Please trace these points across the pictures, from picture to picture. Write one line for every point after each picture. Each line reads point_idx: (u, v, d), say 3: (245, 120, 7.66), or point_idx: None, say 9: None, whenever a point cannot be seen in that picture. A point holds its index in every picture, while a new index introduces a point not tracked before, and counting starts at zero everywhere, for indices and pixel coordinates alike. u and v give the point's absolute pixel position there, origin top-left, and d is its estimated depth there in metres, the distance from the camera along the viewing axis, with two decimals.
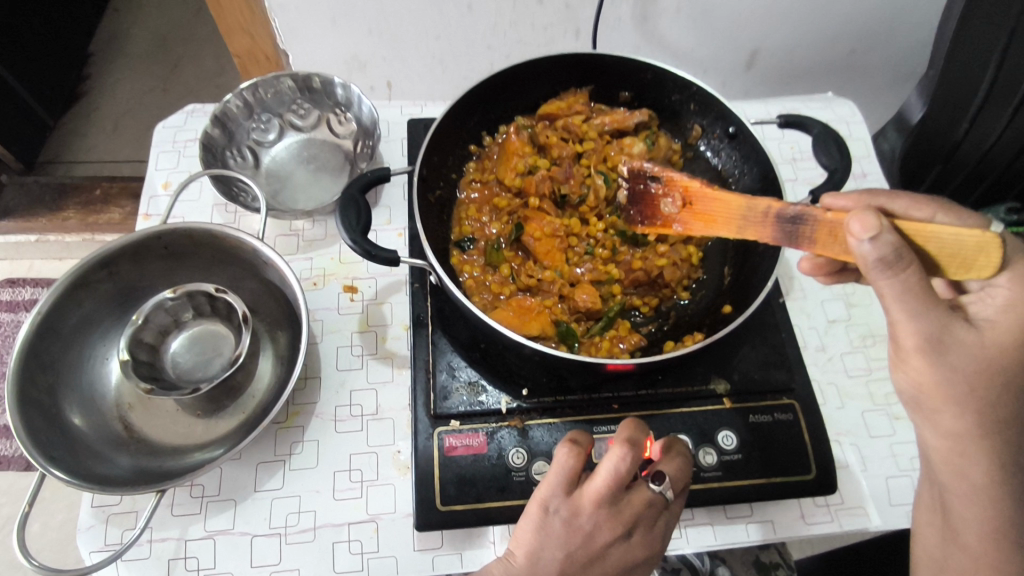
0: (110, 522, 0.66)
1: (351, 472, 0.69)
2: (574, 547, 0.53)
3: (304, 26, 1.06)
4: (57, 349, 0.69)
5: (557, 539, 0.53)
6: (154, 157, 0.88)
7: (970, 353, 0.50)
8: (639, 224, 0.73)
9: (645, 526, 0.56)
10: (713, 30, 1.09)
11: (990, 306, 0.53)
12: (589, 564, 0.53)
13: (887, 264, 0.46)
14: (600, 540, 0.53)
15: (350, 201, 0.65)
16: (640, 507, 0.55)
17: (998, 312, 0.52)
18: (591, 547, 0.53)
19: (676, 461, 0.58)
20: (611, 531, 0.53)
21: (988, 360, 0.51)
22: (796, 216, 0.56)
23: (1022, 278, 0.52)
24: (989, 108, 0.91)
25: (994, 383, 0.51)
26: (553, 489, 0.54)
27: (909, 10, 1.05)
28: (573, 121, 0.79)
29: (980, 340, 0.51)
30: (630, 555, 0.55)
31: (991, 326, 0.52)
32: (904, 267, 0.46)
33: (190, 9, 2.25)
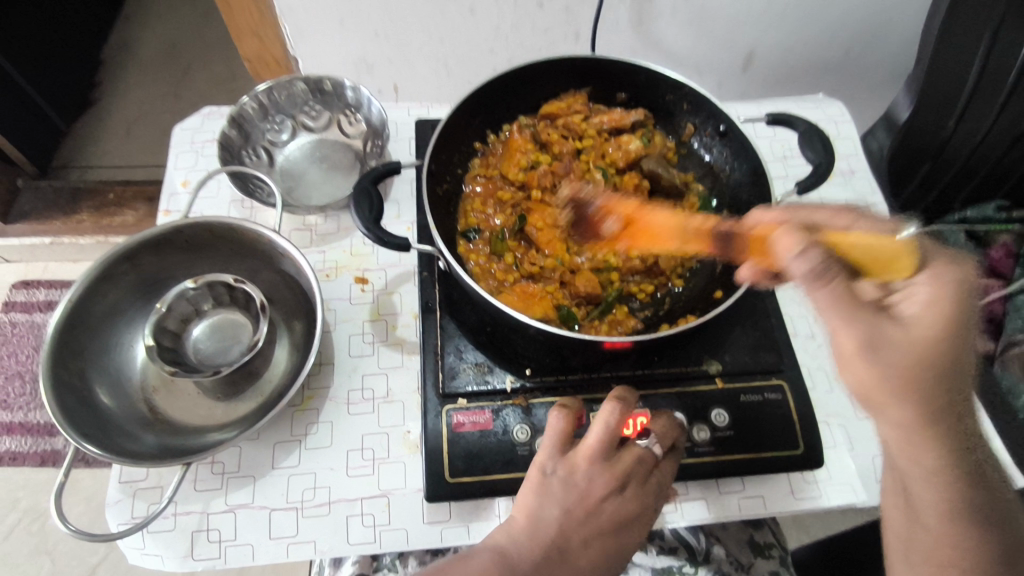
0: (137, 496, 0.70)
1: (363, 451, 0.73)
2: (573, 503, 0.57)
3: (315, 31, 1.11)
4: (86, 335, 0.74)
5: (556, 499, 0.57)
6: (174, 157, 0.92)
7: (899, 347, 0.51)
8: (581, 246, 0.77)
9: (638, 482, 0.60)
10: (708, 32, 1.13)
11: (916, 304, 0.52)
12: (590, 519, 0.57)
13: (815, 279, 0.49)
14: (597, 494, 0.58)
15: (363, 194, 0.69)
16: (629, 464, 0.60)
17: (924, 308, 0.52)
18: (590, 502, 0.57)
19: (658, 422, 0.64)
20: (606, 485, 0.58)
21: (921, 355, 0.51)
22: (728, 232, 0.63)
23: (941, 275, 0.52)
24: (977, 102, 0.95)
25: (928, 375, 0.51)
26: (549, 451, 0.59)
27: (896, 11, 1.10)
28: (573, 120, 0.84)
29: (906, 335, 0.51)
30: (626, 510, 0.58)
31: (917, 321, 0.52)
32: (831, 280, 0.49)
33: (199, 17, 2.31)
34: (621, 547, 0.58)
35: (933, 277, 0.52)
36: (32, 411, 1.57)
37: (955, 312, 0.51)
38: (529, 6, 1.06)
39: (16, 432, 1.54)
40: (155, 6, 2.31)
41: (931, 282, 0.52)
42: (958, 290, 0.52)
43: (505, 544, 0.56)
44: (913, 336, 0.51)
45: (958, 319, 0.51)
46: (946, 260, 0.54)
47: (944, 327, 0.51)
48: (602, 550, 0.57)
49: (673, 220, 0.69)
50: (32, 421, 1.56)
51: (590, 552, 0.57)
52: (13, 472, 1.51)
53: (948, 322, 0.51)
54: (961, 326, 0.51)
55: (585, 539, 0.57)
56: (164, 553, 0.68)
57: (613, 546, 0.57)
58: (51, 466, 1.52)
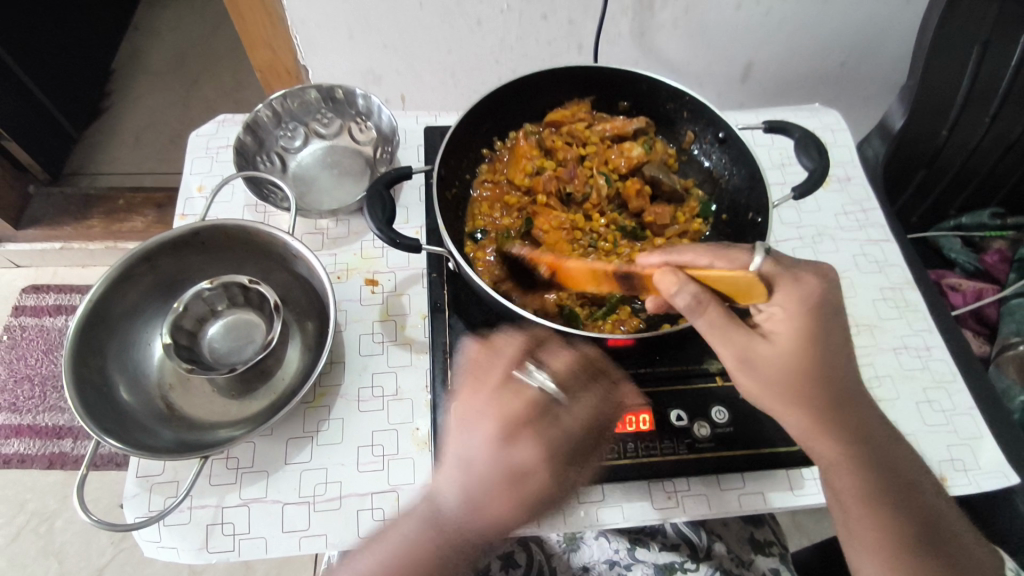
0: (154, 490, 0.72)
1: (374, 446, 0.75)
2: (477, 456, 0.60)
3: (326, 42, 1.14)
4: (106, 333, 0.76)
5: (461, 454, 0.61)
6: (190, 162, 0.95)
7: (773, 361, 0.60)
8: (516, 291, 0.78)
9: (544, 437, 0.61)
10: (707, 44, 1.16)
11: (777, 322, 0.61)
12: (495, 470, 0.59)
13: (693, 312, 0.60)
14: (499, 450, 0.60)
15: (376, 197, 0.72)
16: (532, 412, 0.62)
17: (785, 323, 0.60)
18: (490, 455, 0.60)
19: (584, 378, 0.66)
20: (511, 439, 0.60)
21: (790, 366, 0.60)
22: (626, 274, 0.68)
23: (792, 293, 0.60)
24: (969, 114, 1.00)
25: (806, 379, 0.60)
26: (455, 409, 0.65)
27: (891, 24, 1.13)
28: (577, 128, 0.87)
29: (774, 348, 0.60)
30: (518, 458, 0.60)
31: (780, 335, 0.60)
32: (706, 309, 0.59)
33: (208, 28, 2.35)
34: (528, 501, 0.60)
35: (796, 293, 0.60)
36: (41, 413, 1.59)
37: (817, 325, 0.60)
38: (534, 18, 1.10)
39: (25, 435, 1.56)
40: (166, 17, 2.36)
41: (788, 294, 0.60)
42: (813, 304, 0.60)
43: (424, 512, 0.60)
44: (779, 352, 0.60)
45: (822, 328, 0.60)
46: (800, 275, 0.61)
47: (809, 338, 0.60)
48: (510, 503, 0.59)
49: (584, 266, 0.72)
50: (41, 423, 1.58)
51: (498, 507, 0.59)
52: (22, 474, 1.53)
53: (810, 333, 0.60)
54: (829, 336, 0.60)
55: (494, 491, 0.59)
56: (180, 546, 0.69)
57: (519, 502, 0.59)
58: (60, 468, 1.53)
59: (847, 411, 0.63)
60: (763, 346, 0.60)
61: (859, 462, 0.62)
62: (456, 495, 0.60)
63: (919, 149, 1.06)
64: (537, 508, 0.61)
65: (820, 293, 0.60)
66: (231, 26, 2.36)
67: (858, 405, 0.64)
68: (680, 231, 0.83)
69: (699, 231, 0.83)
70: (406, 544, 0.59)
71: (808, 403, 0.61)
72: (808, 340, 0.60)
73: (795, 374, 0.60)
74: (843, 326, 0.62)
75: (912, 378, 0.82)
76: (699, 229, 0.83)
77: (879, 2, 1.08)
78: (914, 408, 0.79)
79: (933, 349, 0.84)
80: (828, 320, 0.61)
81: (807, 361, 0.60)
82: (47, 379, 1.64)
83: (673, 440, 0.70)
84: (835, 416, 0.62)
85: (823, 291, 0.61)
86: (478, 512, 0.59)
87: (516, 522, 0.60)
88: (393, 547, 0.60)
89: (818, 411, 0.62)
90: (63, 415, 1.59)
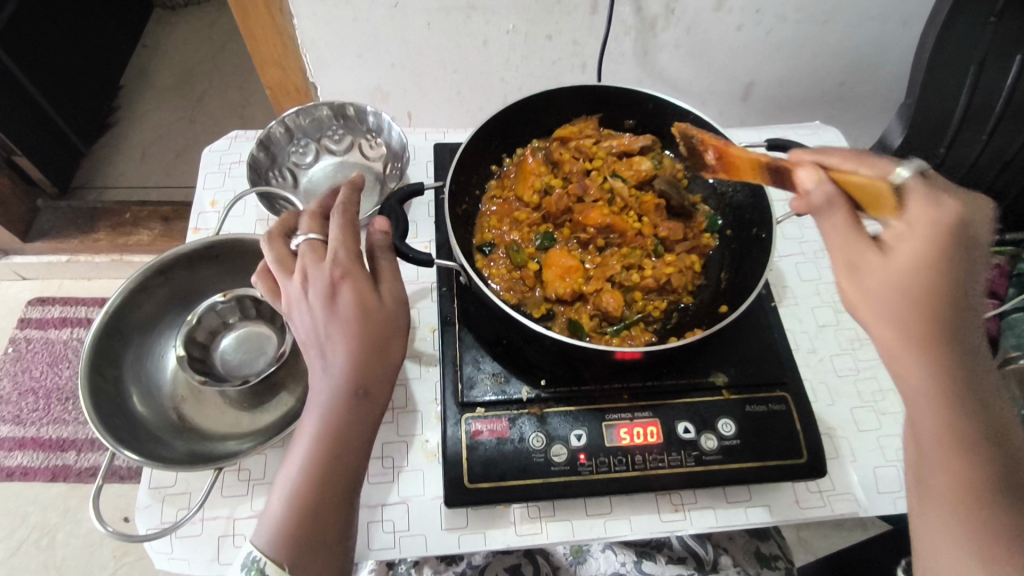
0: (166, 502, 0.73)
1: (383, 458, 0.74)
2: (313, 325, 0.59)
3: (335, 62, 1.17)
4: (121, 345, 0.77)
5: (302, 329, 0.60)
6: (203, 177, 0.97)
7: (884, 275, 0.52)
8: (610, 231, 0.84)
9: (352, 279, 0.60)
10: (709, 64, 1.19)
11: (902, 236, 0.52)
12: (331, 329, 0.58)
13: (824, 211, 0.55)
14: (320, 310, 0.59)
15: (390, 212, 0.73)
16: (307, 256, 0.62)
17: (908, 240, 0.52)
18: (319, 318, 0.59)
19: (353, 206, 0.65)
20: (321, 297, 0.59)
21: (898, 283, 0.51)
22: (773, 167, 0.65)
23: (924, 211, 0.52)
24: (966, 130, 1.02)
25: (924, 303, 0.51)
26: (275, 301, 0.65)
27: (887, 45, 1.16)
28: (584, 144, 0.88)
29: (888, 262, 0.52)
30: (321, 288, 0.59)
31: (899, 251, 0.52)
32: (838, 208, 0.54)
33: (215, 46, 2.39)
34: (373, 343, 0.59)
35: (935, 207, 0.52)
36: (45, 425, 1.60)
37: (940, 247, 0.51)
38: (539, 39, 1.12)
39: (29, 448, 1.57)
40: (173, 35, 2.40)
41: (924, 207, 0.52)
42: (944, 227, 0.51)
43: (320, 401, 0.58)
44: (892, 266, 0.51)
45: (946, 250, 0.51)
46: (941, 198, 0.52)
47: (926, 257, 0.51)
48: (351, 340, 0.58)
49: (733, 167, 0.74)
50: (45, 436, 1.58)
51: (348, 363, 0.58)
52: (25, 487, 1.52)
53: (929, 253, 0.51)
54: (947, 257, 0.51)
55: (336, 352, 0.58)
56: (192, 558, 0.70)
57: (363, 350, 0.58)
58: (63, 481, 1.53)
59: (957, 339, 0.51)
60: (875, 257, 0.52)
61: (963, 403, 0.50)
62: (317, 364, 0.59)
63: None
64: (386, 345, 0.61)
65: (954, 214, 0.51)
66: (238, 44, 2.40)
67: (978, 344, 0.52)
68: (689, 247, 0.84)
69: (706, 246, 0.85)
70: (302, 435, 0.59)
71: (907, 323, 0.51)
72: (926, 260, 0.51)
73: (912, 294, 0.51)
74: (974, 259, 0.52)
75: None
76: (707, 245, 0.85)
77: (875, 24, 1.11)
78: None
79: None
80: (960, 246, 0.51)
81: (917, 278, 0.51)
82: (51, 392, 1.65)
83: (681, 452, 0.71)
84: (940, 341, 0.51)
85: (958, 213, 0.51)
86: (337, 378, 0.58)
87: (374, 369, 0.59)
88: (300, 442, 0.58)
89: (922, 333, 0.51)
90: (67, 428, 1.59)
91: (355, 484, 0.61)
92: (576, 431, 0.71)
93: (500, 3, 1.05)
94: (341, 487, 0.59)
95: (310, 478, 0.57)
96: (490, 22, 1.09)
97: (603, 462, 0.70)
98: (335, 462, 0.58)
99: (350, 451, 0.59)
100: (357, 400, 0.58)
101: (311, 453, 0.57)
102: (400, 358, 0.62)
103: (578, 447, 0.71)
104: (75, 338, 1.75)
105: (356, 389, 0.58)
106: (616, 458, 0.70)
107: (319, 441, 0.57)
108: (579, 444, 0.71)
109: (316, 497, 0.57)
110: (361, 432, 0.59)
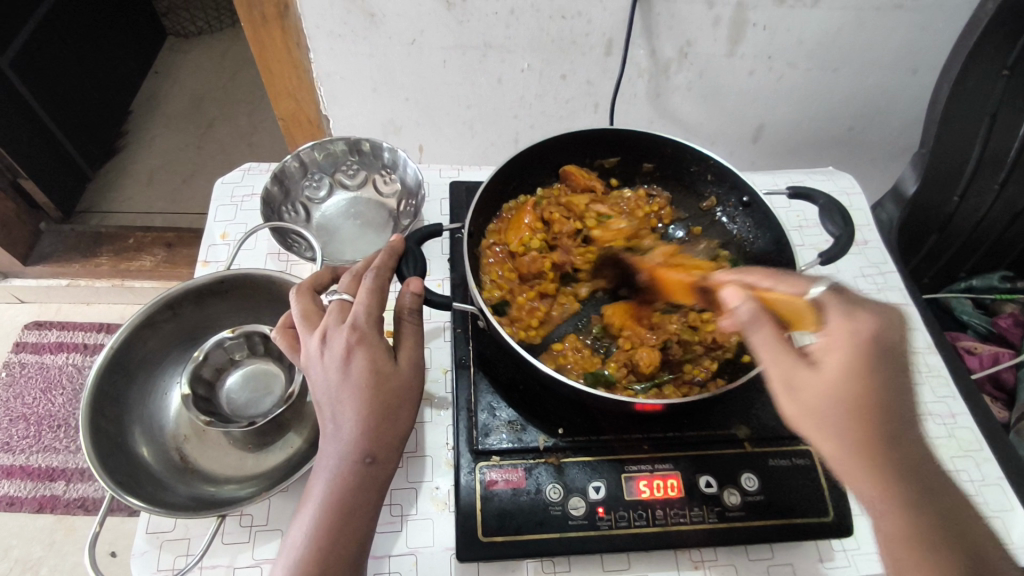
0: (163, 548, 0.69)
1: (391, 505, 0.70)
2: (326, 387, 0.60)
3: (348, 95, 1.17)
4: (125, 382, 0.75)
5: (317, 389, 0.61)
6: (214, 210, 0.95)
7: (820, 391, 0.54)
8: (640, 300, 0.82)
9: (369, 347, 0.61)
10: (721, 107, 1.19)
11: (828, 351, 0.56)
12: (345, 395, 0.59)
13: (751, 327, 0.58)
14: (335, 372, 0.60)
15: (410, 250, 0.72)
16: (335, 314, 0.63)
17: (834, 355, 0.55)
18: (333, 381, 0.60)
19: (385, 273, 0.66)
20: (336, 361, 0.60)
21: (839, 398, 0.54)
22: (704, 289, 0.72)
23: (842, 325, 0.56)
24: (979, 180, 1.02)
25: (865, 414, 0.53)
26: (292, 353, 0.67)
27: (899, 93, 1.16)
28: (573, 203, 0.87)
29: (824, 374, 0.55)
30: (337, 349, 0.61)
31: (827, 365, 0.55)
32: (765, 323, 0.58)
33: (226, 74, 2.41)
34: (384, 411, 0.60)
35: (856, 315, 0.56)
36: (34, 453, 1.55)
37: (869, 356, 0.54)
38: (554, 78, 1.13)
39: (16, 477, 1.52)
40: (184, 62, 2.42)
41: (845, 321, 0.56)
42: (866, 339, 0.54)
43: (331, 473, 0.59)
44: (823, 380, 0.54)
45: (872, 363, 0.54)
46: (857, 311, 0.56)
47: (858, 369, 0.54)
48: (363, 409, 0.59)
49: (684, 281, 0.75)
50: (34, 464, 1.53)
51: (360, 432, 0.59)
52: (9, 518, 1.47)
53: (859, 364, 0.54)
54: (878, 368, 0.54)
55: (346, 417, 0.59)
56: None
57: (374, 417, 0.59)
58: (49, 512, 1.48)
59: (897, 453, 0.54)
60: (807, 373, 0.55)
61: (913, 517, 0.52)
62: (332, 437, 0.60)
63: (930, 216, 1.08)
64: (396, 414, 0.61)
65: (872, 329, 0.55)
66: (249, 72, 2.42)
67: (918, 453, 0.55)
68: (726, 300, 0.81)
69: None
70: (311, 509, 0.59)
71: (852, 440, 0.53)
72: (857, 373, 0.54)
73: (848, 407, 0.53)
74: (902, 365, 0.55)
75: (938, 446, 0.80)
76: None
77: (885, 73, 1.12)
78: None
79: (959, 416, 0.83)
80: (881, 355, 0.55)
81: (862, 395, 0.54)
82: (43, 418, 1.61)
83: (702, 507, 0.68)
84: (882, 460, 0.53)
85: (874, 326, 0.55)
86: (347, 440, 0.59)
87: (382, 435, 0.60)
88: (308, 505, 0.59)
89: (865, 449, 0.53)
90: (57, 456, 1.55)
91: (362, 556, 0.60)
92: (594, 483, 0.69)
93: (516, 43, 1.06)
94: (351, 552, 0.59)
95: (320, 542, 0.58)
96: (505, 61, 1.10)
97: (621, 517, 0.67)
98: (342, 541, 0.58)
99: (360, 514, 0.59)
100: (366, 464, 0.59)
101: (323, 515, 0.58)
102: (409, 424, 0.62)
103: (596, 500, 0.68)
104: (70, 364, 1.71)
105: (366, 454, 0.59)
106: (635, 512, 0.68)
107: (331, 503, 0.58)
108: (597, 496, 0.68)
109: (326, 562, 0.57)
110: (367, 496, 0.60)
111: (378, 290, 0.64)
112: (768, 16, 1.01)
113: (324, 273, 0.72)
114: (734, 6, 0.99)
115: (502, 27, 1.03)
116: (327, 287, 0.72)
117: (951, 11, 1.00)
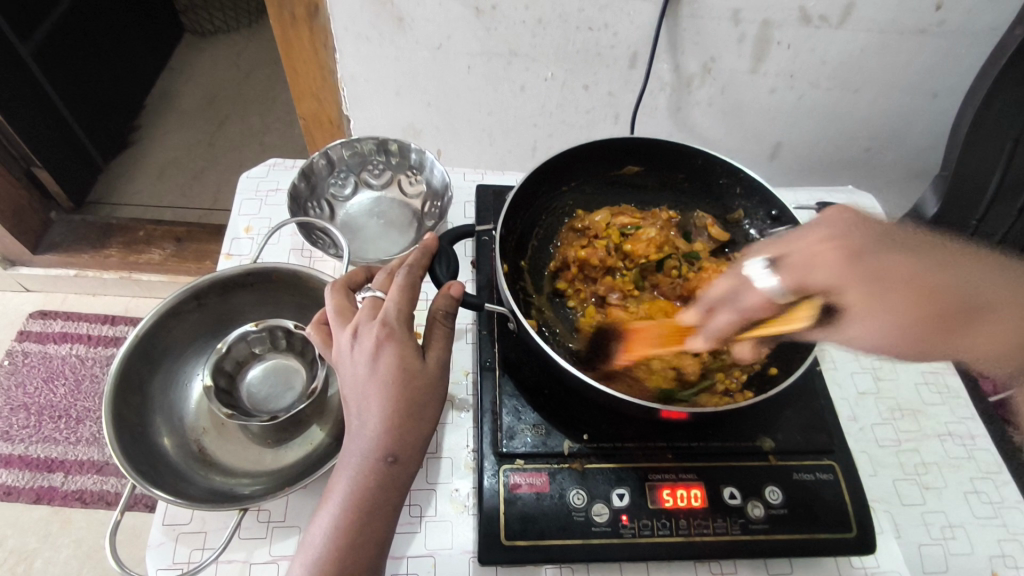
0: (180, 540, 0.69)
1: (411, 506, 0.69)
2: (355, 383, 0.60)
3: (371, 97, 1.18)
4: (148, 371, 0.75)
5: (345, 383, 0.61)
6: (238, 203, 0.95)
7: (872, 331, 0.60)
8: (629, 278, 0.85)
9: (397, 343, 0.61)
10: (740, 123, 1.20)
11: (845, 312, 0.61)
12: (371, 392, 0.59)
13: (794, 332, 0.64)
14: (363, 366, 0.60)
15: (444, 251, 0.73)
16: (368, 308, 0.63)
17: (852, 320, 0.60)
18: (361, 375, 0.60)
19: (420, 274, 0.66)
20: (366, 355, 0.60)
21: (905, 326, 0.59)
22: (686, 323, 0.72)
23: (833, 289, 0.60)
24: (998, 207, 1.01)
25: (924, 304, 0.59)
26: (324, 347, 0.66)
27: (918, 116, 1.17)
28: (595, 221, 0.89)
29: (852, 326, 0.60)
30: (369, 343, 0.60)
31: (856, 328, 0.60)
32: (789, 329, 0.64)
33: (241, 73, 2.43)
34: (409, 409, 0.60)
35: (813, 255, 0.61)
36: (33, 443, 1.54)
37: (863, 270, 0.59)
38: (577, 88, 1.14)
39: (14, 466, 1.50)
40: (200, 59, 2.43)
41: (803, 271, 0.61)
42: (856, 261, 0.59)
43: (352, 474, 0.58)
44: (864, 323, 0.60)
45: (886, 279, 0.59)
46: (812, 250, 0.61)
47: (880, 295, 0.59)
48: (388, 407, 0.59)
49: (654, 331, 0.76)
50: (32, 455, 1.52)
51: (385, 430, 0.58)
52: (4, 508, 1.45)
53: (871, 288, 0.59)
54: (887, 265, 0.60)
55: (372, 413, 0.59)
56: None
57: (399, 416, 0.59)
58: (46, 504, 1.46)
59: (965, 304, 0.61)
60: (855, 327, 0.60)
61: None
62: (358, 434, 0.60)
63: None
64: (420, 413, 0.61)
65: (843, 247, 0.60)
66: (264, 73, 2.44)
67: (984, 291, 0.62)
68: None
69: None
70: (331, 508, 0.58)
71: (944, 330, 0.60)
72: (875, 293, 0.59)
73: (917, 321, 0.59)
74: (888, 254, 0.60)
75: (959, 467, 0.78)
76: None
77: (904, 97, 1.13)
78: (962, 500, 0.75)
79: (979, 438, 0.81)
80: (877, 263, 0.60)
81: (912, 308, 0.59)
82: (44, 409, 1.59)
83: (726, 519, 0.68)
84: (978, 321, 0.61)
85: (842, 245, 0.61)
86: (372, 437, 0.59)
87: (407, 435, 0.59)
88: (330, 501, 0.59)
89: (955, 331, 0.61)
90: (56, 447, 1.53)
91: (379, 558, 0.59)
92: (618, 490, 0.69)
93: (541, 52, 1.07)
94: (369, 552, 0.58)
95: (342, 539, 0.57)
96: (530, 69, 1.10)
97: (645, 525, 0.67)
98: (361, 540, 0.58)
99: (380, 514, 0.59)
100: (388, 464, 0.59)
101: (344, 513, 0.58)
102: (432, 425, 0.62)
103: (620, 507, 0.68)
104: (73, 355, 1.70)
105: (388, 454, 0.59)
106: (659, 521, 0.67)
107: (353, 500, 0.58)
108: (621, 504, 0.68)
109: (344, 562, 0.57)
110: (388, 496, 0.59)
111: (414, 287, 0.64)
112: (793, 36, 1.02)
113: (361, 272, 0.72)
114: (760, 24, 1.00)
115: (529, 36, 1.04)
116: (361, 287, 0.72)
117: (974, 39, 1.01)
